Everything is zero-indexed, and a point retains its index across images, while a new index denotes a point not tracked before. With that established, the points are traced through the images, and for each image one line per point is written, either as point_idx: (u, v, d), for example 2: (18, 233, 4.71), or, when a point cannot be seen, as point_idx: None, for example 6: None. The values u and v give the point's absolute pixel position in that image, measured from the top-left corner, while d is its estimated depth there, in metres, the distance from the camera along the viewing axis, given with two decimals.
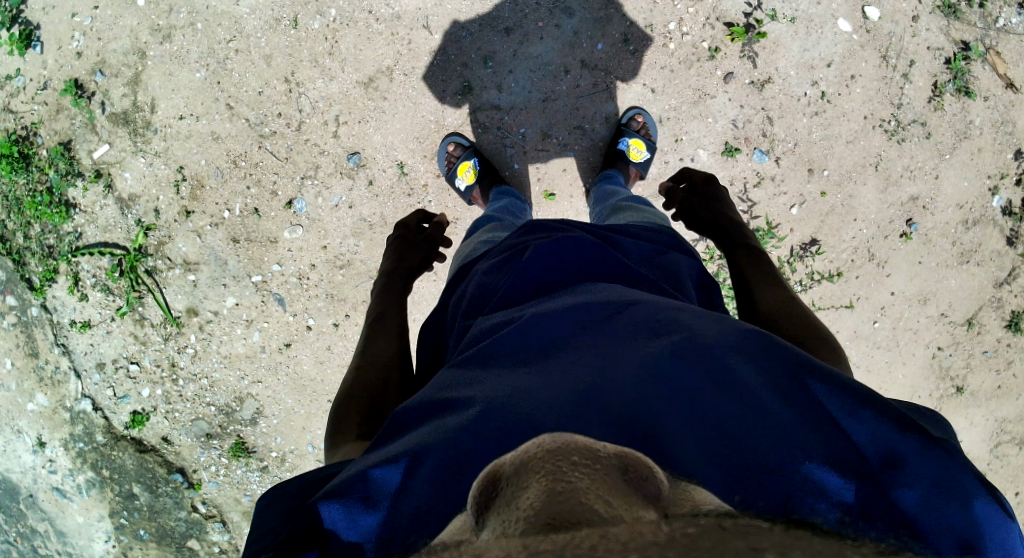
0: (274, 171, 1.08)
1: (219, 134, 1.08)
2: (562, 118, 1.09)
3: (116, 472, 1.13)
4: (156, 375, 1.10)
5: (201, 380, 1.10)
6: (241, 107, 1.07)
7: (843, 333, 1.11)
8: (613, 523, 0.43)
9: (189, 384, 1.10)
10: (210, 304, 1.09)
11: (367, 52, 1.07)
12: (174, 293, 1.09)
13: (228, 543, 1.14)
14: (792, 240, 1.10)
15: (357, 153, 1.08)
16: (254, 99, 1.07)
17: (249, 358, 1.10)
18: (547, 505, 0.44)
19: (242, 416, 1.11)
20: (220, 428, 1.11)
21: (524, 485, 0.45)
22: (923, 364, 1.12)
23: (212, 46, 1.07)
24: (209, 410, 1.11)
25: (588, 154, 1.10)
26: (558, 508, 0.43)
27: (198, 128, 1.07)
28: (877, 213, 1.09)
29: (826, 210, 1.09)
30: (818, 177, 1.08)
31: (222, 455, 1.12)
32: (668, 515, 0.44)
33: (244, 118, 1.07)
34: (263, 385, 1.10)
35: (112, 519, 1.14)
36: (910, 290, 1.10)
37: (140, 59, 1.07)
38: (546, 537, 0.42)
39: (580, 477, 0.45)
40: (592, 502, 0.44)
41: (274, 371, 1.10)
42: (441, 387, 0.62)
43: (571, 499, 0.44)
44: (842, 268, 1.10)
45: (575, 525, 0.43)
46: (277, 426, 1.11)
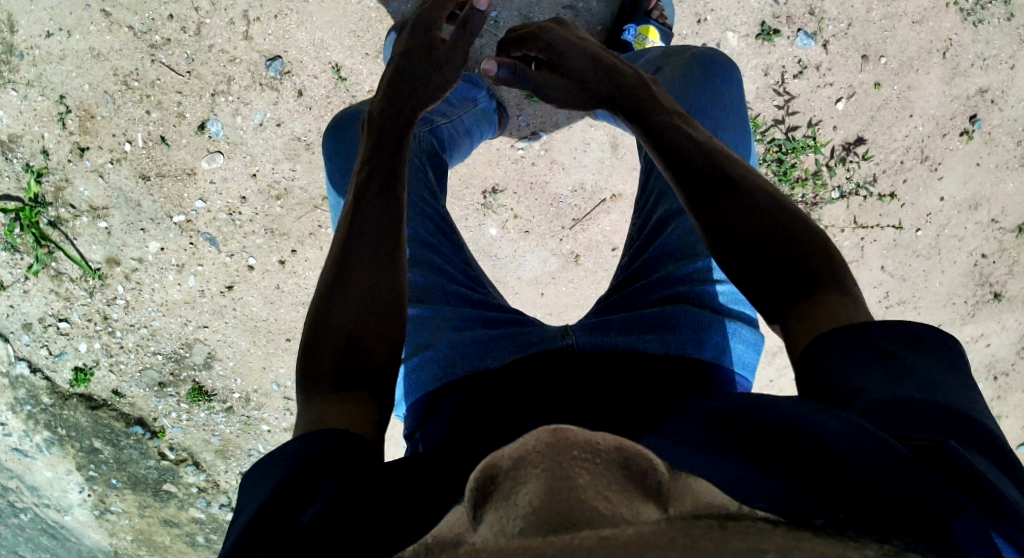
0: (178, 89, 0.94)
1: (100, 51, 0.92)
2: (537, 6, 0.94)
3: (72, 430, 1.06)
4: (89, 329, 1.00)
5: (141, 330, 1.00)
6: (121, 13, 0.92)
7: (879, 243, 0.99)
8: (614, 525, 0.32)
9: (128, 334, 1.00)
10: (131, 252, 0.98)
11: None
12: (88, 244, 0.97)
13: (206, 482, 1.08)
14: (835, 138, 0.96)
15: (278, 58, 0.94)
16: (136, 1, 0.92)
17: (189, 304, 1.00)
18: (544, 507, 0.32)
19: (194, 361, 1.02)
20: (172, 376, 1.02)
21: (519, 479, 0.34)
22: (964, 272, 1.01)
23: None
24: (157, 359, 1.01)
25: None
26: (556, 506, 0.32)
27: (73, 46, 0.92)
28: (938, 107, 0.96)
29: (878, 104, 0.96)
30: (873, 65, 0.95)
31: (180, 402, 1.03)
32: (671, 512, 0.33)
33: (128, 26, 0.92)
34: (210, 330, 1.01)
35: (81, 472, 1.09)
36: (961, 195, 0.98)
37: None
38: (542, 540, 0.31)
39: (587, 468, 0.34)
40: (606, 501, 0.32)
41: (220, 315, 1.00)
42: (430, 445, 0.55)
43: (570, 496, 0.33)
44: (888, 173, 0.97)
45: (575, 527, 0.32)
46: (235, 368, 1.02)
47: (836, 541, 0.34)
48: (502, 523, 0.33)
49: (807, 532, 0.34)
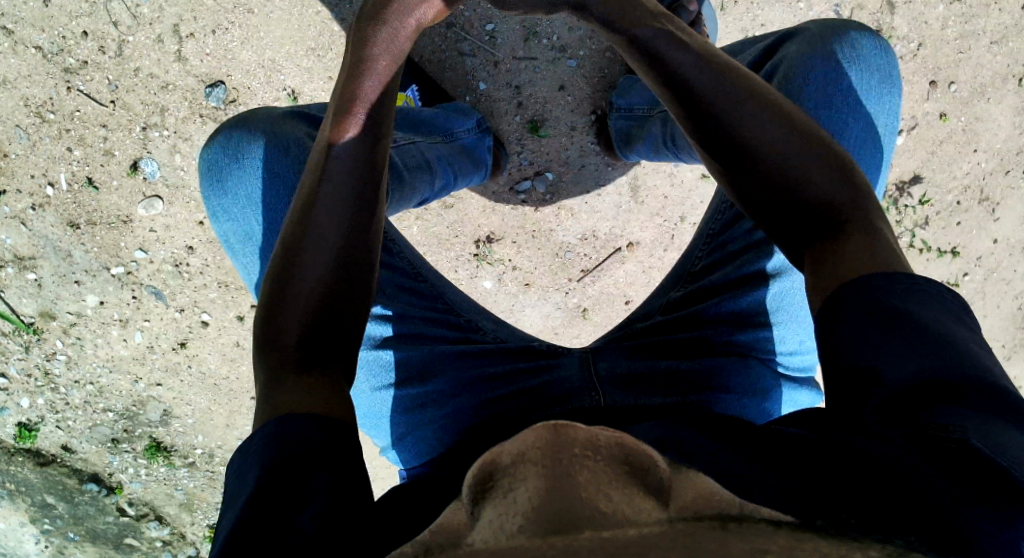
0: (98, 121, 1.01)
1: (6, 77, 1.00)
2: (534, 41, 1.01)
3: (21, 485, 1.14)
4: (30, 385, 1.08)
5: (87, 387, 1.08)
6: (26, 31, 0.99)
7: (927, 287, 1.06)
8: (622, 525, 0.35)
9: (73, 391, 1.08)
10: (65, 305, 1.05)
11: None
12: (18, 297, 1.05)
13: (170, 534, 1.16)
14: (892, 177, 1.03)
15: (220, 85, 1.01)
16: (40, 14, 0.98)
17: (136, 360, 1.07)
18: (547, 501, 0.36)
19: (149, 418, 1.10)
20: (125, 432, 1.10)
21: (521, 479, 0.37)
22: (1009, 314, 1.07)
23: None
24: (107, 416, 1.09)
25: (599, 65, 1.02)
26: (558, 505, 0.36)
27: None
28: (1004, 141, 1.02)
29: (943, 135, 1.02)
30: (942, 92, 1.01)
31: (137, 457, 1.11)
32: (674, 512, 0.36)
33: (35, 47, 0.99)
34: (164, 387, 1.08)
35: (34, 525, 1.16)
36: (1015, 236, 1.05)
37: None
38: (543, 542, 0.35)
39: (589, 465, 0.37)
40: (615, 497, 0.36)
41: (173, 373, 1.08)
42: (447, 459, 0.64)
43: (573, 493, 0.36)
44: (944, 211, 1.04)
45: (576, 526, 0.35)
46: (195, 426, 1.10)
47: (839, 541, 0.36)
48: (503, 522, 0.36)
49: (810, 533, 0.37)
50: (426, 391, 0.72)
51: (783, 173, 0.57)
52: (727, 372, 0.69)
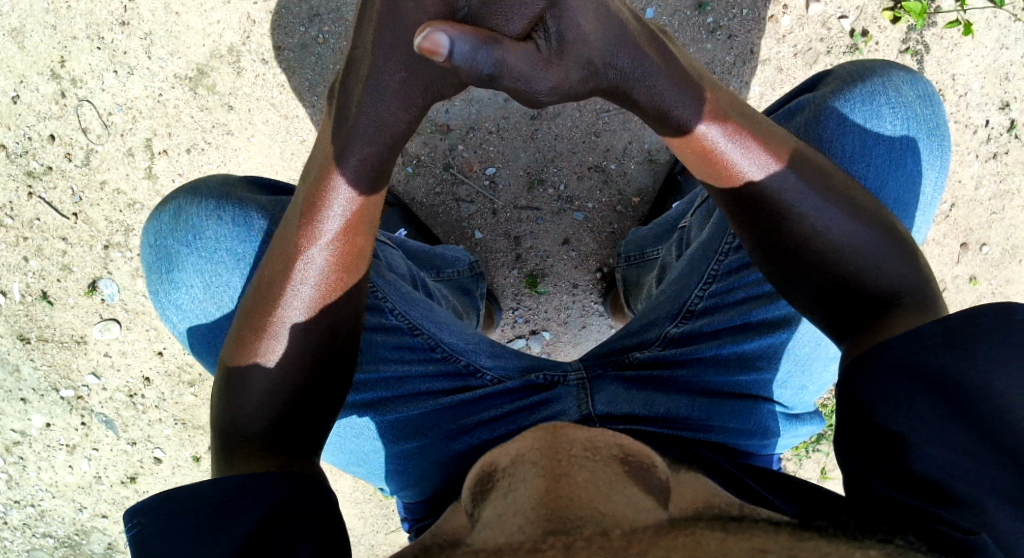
0: (102, 207, 1.64)
1: (50, 183, 1.63)
2: (540, 190, 1.66)
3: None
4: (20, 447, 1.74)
5: (38, 468, 1.75)
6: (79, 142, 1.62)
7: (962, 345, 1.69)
8: (612, 527, 0.73)
9: (50, 466, 1.74)
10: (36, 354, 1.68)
11: (185, 45, 1.59)
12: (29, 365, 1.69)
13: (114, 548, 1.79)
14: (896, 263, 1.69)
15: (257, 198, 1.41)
16: (82, 125, 1.62)
17: (60, 417, 1.72)
18: (545, 501, 0.76)
19: (99, 470, 1.74)
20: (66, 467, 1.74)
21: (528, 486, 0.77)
22: None
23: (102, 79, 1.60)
24: (47, 469, 1.74)
25: (596, 196, 1.67)
26: (561, 520, 0.73)
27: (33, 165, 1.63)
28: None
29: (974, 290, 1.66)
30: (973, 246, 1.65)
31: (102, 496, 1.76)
32: (669, 524, 0.74)
33: (91, 152, 1.63)
34: (90, 447, 1.73)
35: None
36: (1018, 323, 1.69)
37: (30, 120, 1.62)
38: (547, 538, 0.72)
39: (584, 465, 0.79)
40: (608, 499, 0.76)
41: (115, 423, 1.72)
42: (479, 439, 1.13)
43: (573, 514, 0.74)
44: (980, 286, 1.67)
45: (576, 534, 0.72)
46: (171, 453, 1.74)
47: (833, 540, 0.74)
48: (524, 527, 0.73)
49: (805, 534, 0.75)
50: (430, 442, 1.13)
51: (839, 252, 0.94)
52: (715, 413, 1.11)
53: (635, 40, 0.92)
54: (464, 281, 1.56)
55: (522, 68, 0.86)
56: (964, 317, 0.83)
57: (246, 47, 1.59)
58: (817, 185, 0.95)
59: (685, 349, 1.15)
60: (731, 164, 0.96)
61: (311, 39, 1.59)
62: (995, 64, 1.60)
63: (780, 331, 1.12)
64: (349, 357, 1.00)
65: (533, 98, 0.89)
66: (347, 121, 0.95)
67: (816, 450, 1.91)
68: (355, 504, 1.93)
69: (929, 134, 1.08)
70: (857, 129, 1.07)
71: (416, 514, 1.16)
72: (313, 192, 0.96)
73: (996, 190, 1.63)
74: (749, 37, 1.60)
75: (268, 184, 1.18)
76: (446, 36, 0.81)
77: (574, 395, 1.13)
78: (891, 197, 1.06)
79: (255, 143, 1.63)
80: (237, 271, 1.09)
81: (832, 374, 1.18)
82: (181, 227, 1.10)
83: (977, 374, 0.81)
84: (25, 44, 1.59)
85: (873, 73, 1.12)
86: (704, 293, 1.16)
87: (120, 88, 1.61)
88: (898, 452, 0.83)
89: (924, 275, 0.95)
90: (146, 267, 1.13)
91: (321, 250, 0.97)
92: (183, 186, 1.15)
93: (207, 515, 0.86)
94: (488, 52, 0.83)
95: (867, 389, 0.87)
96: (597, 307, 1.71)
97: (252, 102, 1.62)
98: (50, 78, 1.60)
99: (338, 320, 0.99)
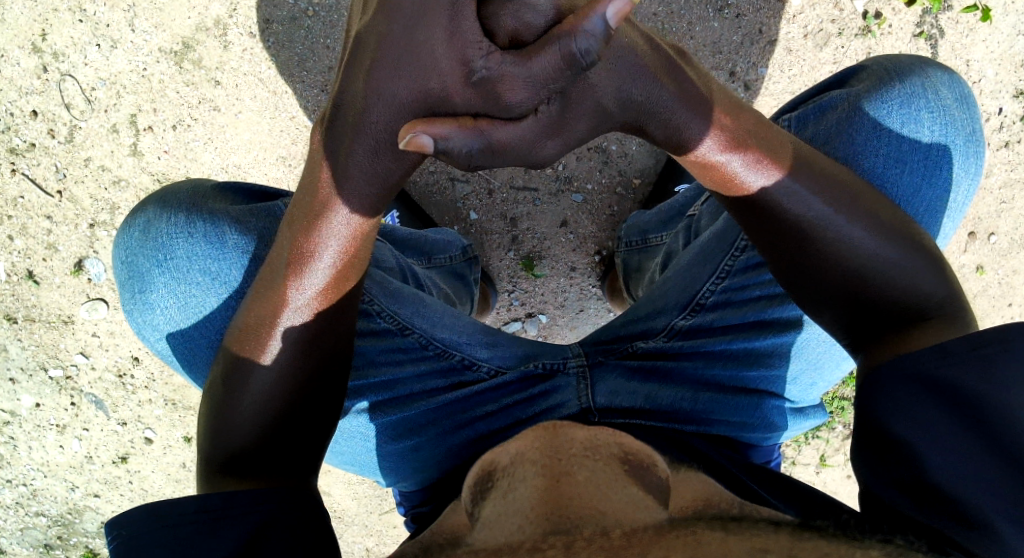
0: (82, 183, 1.67)
1: (36, 157, 1.66)
2: (539, 174, 1.70)
3: None
4: (14, 425, 1.80)
5: (35, 442, 1.82)
6: (64, 116, 1.65)
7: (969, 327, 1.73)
8: (613, 521, 0.70)
9: (45, 441, 1.81)
10: (20, 321, 1.73)
11: (166, 19, 1.61)
12: (17, 339, 1.74)
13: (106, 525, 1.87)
14: None
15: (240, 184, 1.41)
16: (66, 96, 1.64)
17: (55, 393, 1.78)
18: (545, 500, 0.73)
19: (97, 445, 1.81)
20: (62, 440, 1.81)
21: (527, 484, 0.74)
22: None
23: (84, 50, 1.62)
24: (42, 445, 1.82)
25: (599, 173, 1.70)
26: (559, 519, 0.70)
27: (13, 139, 1.65)
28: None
29: (980, 281, 1.71)
30: (981, 236, 1.69)
31: (95, 468, 1.83)
32: (672, 522, 0.71)
33: (73, 127, 1.65)
34: (87, 422, 1.80)
35: None
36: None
37: (9, 91, 1.64)
38: (546, 541, 0.69)
39: (584, 464, 0.76)
40: (608, 499, 0.72)
41: (110, 398, 1.78)
42: (472, 432, 1.16)
43: (569, 511, 0.71)
44: (985, 270, 1.70)
45: (573, 533, 0.69)
46: (160, 432, 1.80)
47: (835, 541, 0.70)
48: (522, 526, 0.71)
49: (808, 535, 0.70)
50: (425, 438, 1.16)
51: (853, 269, 1.00)
52: (719, 409, 1.15)
53: (652, 73, 0.91)
54: (457, 266, 1.54)
55: (519, 147, 0.84)
56: (993, 331, 0.88)
57: (233, 20, 1.61)
58: (839, 204, 1.00)
59: (694, 343, 1.18)
60: (749, 187, 0.99)
61: (300, 12, 1.61)
62: (1011, 50, 1.62)
63: (791, 332, 1.15)
64: (344, 367, 1.07)
65: (540, 162, 0.87)
66: (342, 172, 0.94)
67: (816, 438, 1.87)
68: (348, 485, 1.89)
69: (966, 139, 1.09)
70: (890, 131, 1.08)
71: (413, 503, 1.20)
72: (300, 241, 0.99)
73: (1006, 179, 1.66)
74: (757, 16, 1.62)
75: (241, 190, 1.21)
76: (430, 136, 0.82)
77: (573, 384, 1.17)
78: (923, 203, 1.08)
79: (242, 119, 1.65)
80: (210, 289, 1.11)
81: (845, 370, 1.20)
82: (151, 244, 1.12)
83: (996, 388, 0.87)
84: (5, 17, 1.60)
85: (913, 71, 1.12)
86: (716, 287, 1.18)
87: (103, 63, 1.63)
88: (906, 460, 0.90)
89: (948, 287, 1.01)
90: (120, 286, 1.15)
91: (309, 296, 1.01)
92: (153, 200, 1.17)
93: (193, 531, 0.93)
94: (475, 143, 0.83)
95: (884, 401, 0.93)
96: (595, 291, 1.75)
97: (239, 77, 1.64)
98: (32, 52, 1.62)
99: (330, 350, 1.05)
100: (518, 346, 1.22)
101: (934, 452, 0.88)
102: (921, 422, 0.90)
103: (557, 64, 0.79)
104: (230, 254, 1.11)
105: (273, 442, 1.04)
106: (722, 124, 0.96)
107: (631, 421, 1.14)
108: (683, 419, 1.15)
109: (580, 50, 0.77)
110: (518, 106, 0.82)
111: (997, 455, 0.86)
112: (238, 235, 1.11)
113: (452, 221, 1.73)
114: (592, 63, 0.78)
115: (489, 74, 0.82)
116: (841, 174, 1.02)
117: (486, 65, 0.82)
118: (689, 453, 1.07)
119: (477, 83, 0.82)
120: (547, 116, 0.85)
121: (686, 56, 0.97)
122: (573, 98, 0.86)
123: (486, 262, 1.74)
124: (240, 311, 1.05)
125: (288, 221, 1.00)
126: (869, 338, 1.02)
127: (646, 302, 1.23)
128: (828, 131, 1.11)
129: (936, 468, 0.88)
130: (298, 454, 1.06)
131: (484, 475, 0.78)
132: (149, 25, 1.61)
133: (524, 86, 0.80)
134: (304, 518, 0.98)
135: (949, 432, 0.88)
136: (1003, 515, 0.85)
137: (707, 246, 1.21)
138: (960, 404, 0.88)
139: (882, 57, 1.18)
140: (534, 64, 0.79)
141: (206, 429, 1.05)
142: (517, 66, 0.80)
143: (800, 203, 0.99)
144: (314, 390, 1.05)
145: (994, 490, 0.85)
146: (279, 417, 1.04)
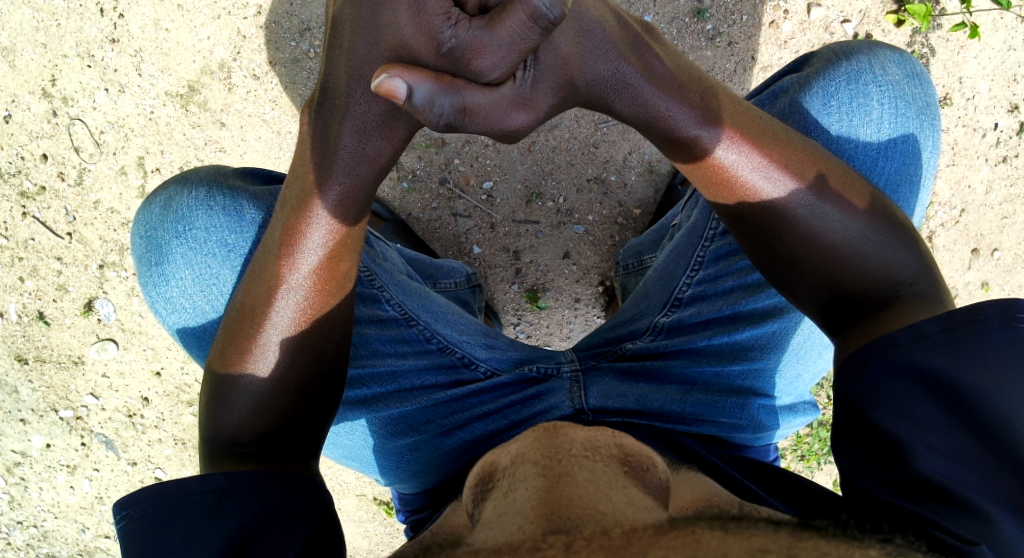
0: (90, 229, 1.73)
1: (42, 200, 1.73)
2: (536, 201, 1.75)
3: None
4: (25, 463, 1.85)
5: (41, 482, 1.86)
6: (71, 160, 1.71)
7: None
8: (613, 522, 0.72)
9: (52, 483, 1.86)
10: (31, 362, 1.78)
11: (171, 67, 1.68)
12: (26, 374, 1.79)
13: None
14: None
15: None
16: (71, 138, 1.71)
17: (61, 434, 1.83)
18: (544, 501, 0.75)
19: (101, 483, 1.86)
20: (68, 485, 1.86)
21: (528, 484, 0.77)
22: None
23: (90, 99, 1.69)
24: (48, 484, 1.86)
25: (599, 202, 1.75)
26: (559, 520, 0.73)
27: (23, 181, 1.72)
28: None
29: (987, 294, 1.75)
30: (983, 248, 1.73)
31: (100, 509, 1.87)
32: (672, 521, 0.73)
33: (78, 169, 1.71)
34: (92, 464, 1.84)
35: None
36: None
37: (20, 138, 1.71)
38: (548, 543, 0.71)
39: (584, 464, 0.79)
40: (608, 500, 0.75)
41: (114, 442, 1.83)
42: (468, 432, 1.19)
43: (570, 509, 0.74)
44: (988, 282, 1.75)
45: (573, 532, 0.72)
46: (172, 469, 1.85)
47: (830, 543, 0.71)
48: (524, 526, 0.73)
49: (812, 543, 0.71)
50: (424, 437, 1.20)
51: (833, 249, 1.03)
52: (709, 412, 1.17)
53: (619, 52, 0.97)
54: (461, 292, 1.57)
55: (491, 111, 0.90)
56: (967, 314, 0.92)
57: (236, 63, 1.68)
58: (817, 185, 1.03)
59: (677, 340, 1.21)
60: (726, 165, 1.03)
61: (301, 53, 1.68)
62: (1003, 65, 1.67)
63: (775, 325, 1.17)
64: (343, 377, 1.12)
65: (510, 132, 0.93)
66: (330, 155, 0.99)
67: (827, 464, 1.89)
68: (358, 524, 1.91)
69: (918, 112, 1.14)
70: (841, 106, 1.13)
71: (414, 501, 1.25)
72: (292, 223, 1.04)
73: (1006, 194, 1.71)
74: (749, 43, 1.68)
75: (260, 174, 1.26)
76: (403, 81, 0.86)
77: (565, 387, 1.19)
78: (882, 177, 1.12)
79: (248, 159, 1.72)
80: (225, 261, 1.16)
81: (827, 361, 1.23)
82: (170, 218, 1.18)
83: (987, 386, 0.89)
84: (17, 63, 1.68)
85: (861, 51, 1.18)
86: (692, 281, 1.21)
87: (111, 107, 1.70)
88: (900, 460, 0.91)
89: (926, 266, 1.04)
90: (137, 259, 1.20)
91: (302, 277, 1.06)
92: (175, 179, 1.23)
93: (200, 514, 0.96)
94: (448, 101, 0.88)
95: (869, 393, 0.95)
96: (599, 321, 1.80)
97: (243, 119, 1.70)
98: (42, 97, 1.69)
99: (323, 342, 1.09)
100: (514, 351, 1.25)
101: (930, 449, 0.90)
102: (916, 418, 0.91)
103: (524, 23, 0.84)
104: (247, 229, 1.16)
105: (271, 433, 1.08)
106: (697, 102, 1.01)
107: (627, 420, 1.16)
108: (671, 413, 1.17)
109: (545, 4, 0.83)
110: (490, 71, 0.88)
111: (996, 451, 0.88)
112: (255, 210, 1.17)
113: (455, 255, 1.78)
114: (558, 16, 0.83)
115: (458, 42, 0.87)
116: (821, 158, 1.06)
117: (454, 34, 0.88)
118: (680, 448, 1.10)
119: (447, 53, 0.88)
120: (521, 85, 0.92)
121: (654, 33, 1.02)
122: (546, 71, 0.93)
123: (490, 296, 1.80)
124: (239, 293, 1.10)
125: (280, 204, 1.06)
126: (853, 319, 1.03)
127: (630, 304, 1.27)
128: (783, 113, 1.16)
129: (929, 465, 0.89)
130: (298, 438, 1.10)
131: (487, 471, 0.81)
132: (153, 71, 1.68)
133: (496, 52, 0.86)
134: (307, 508, 1.00)
135: (947, 428, 0.90)
136: (1003, 508, 0.86)
137: (680, 241, 1.24)
138: (954, 399, 0.90)
139: (832, 43, 1.24)
140: (503, 27, 0.85)
141: (209, 410, 1.10)
142: (484, 30, 0.86)
143: (776, 184, 1.03)
144: (312, 389, 1.10)
145: (991, 486, 0.87)
146: (281, 412, 1.08)
